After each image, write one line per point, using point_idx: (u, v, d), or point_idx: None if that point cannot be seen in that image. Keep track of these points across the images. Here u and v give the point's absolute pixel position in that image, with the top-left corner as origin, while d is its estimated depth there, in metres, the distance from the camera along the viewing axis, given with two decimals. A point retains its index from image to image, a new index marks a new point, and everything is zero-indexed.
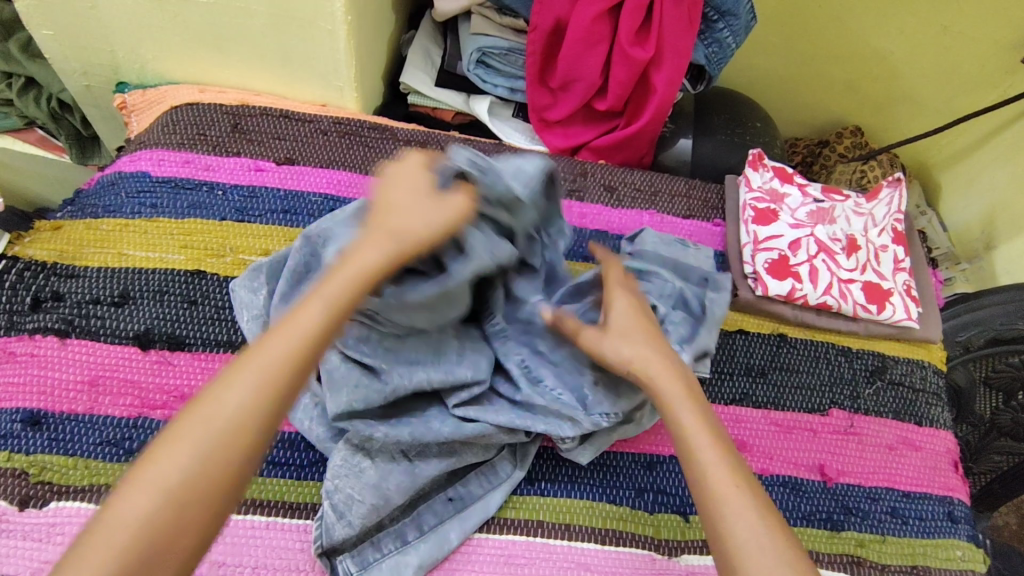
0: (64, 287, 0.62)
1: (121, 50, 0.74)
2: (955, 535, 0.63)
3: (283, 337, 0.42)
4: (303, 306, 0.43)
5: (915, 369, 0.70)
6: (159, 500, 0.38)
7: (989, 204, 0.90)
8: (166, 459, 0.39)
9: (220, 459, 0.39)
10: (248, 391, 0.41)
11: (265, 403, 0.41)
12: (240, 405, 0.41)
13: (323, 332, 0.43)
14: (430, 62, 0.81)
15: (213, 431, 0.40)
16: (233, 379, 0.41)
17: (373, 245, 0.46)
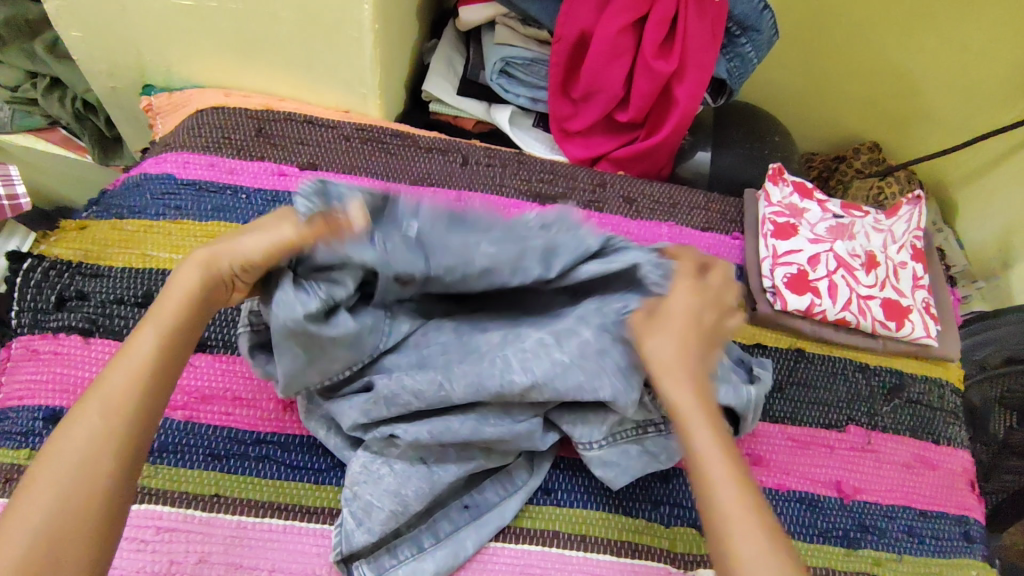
0: (88, 286, 0.63)
1: (149, 53, 0.75)
2: (971, 555, 0.63)
3: (144, 352, 0.44)
4: (135, 335, 0.45)
5: (933, 388, 0.70)
6: (53, 502, 0.38)
7: (1007, 222, 0.90)
8: (33, 492, 0.38)
9: (100, 458, 0.40)
10: (95, 417, 0.41)
11: (128, 407, 0.42)
12: (91, 432, 0.40)
13: (159, 354, 0.44)
14: (453, 70, 0.82)
15: (76, 458, 0.39)
16: (100, 394, 0.42)
17: (197, 267, 0.47)
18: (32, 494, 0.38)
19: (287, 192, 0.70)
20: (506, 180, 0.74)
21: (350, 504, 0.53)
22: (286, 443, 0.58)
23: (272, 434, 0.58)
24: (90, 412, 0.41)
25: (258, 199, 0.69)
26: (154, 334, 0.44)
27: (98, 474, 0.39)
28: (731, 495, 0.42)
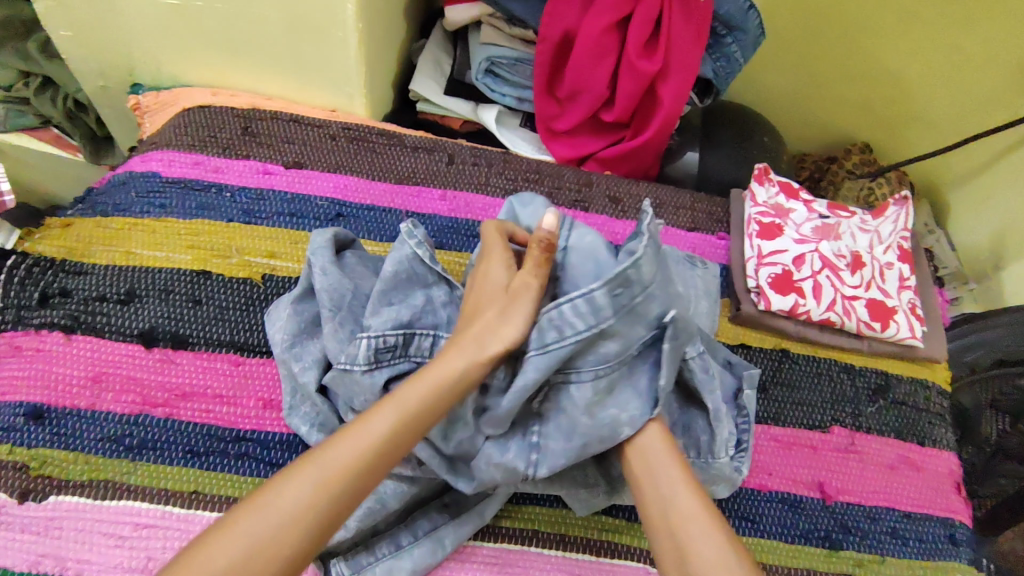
0: (71, 283, 0.63)
1: (138, 52, 0.75)
2: (956, 558, 0.62)
3: (378, 430, 0.43)
4: (374, 410, 0.44)
5: (919, 389, 0.70)
6: (236, 559, 0.37)
7: (999, 223, 0.90)
8: (221, 544, 0.38)
9: (295, 531, 0.39)
10: (306, 489, 0.40)
11: (344, 489, 0.41)
12: (298, 502, 0.40)
13: (390, 441, 0.43)
14: (440, 70, 0.82)
15: (272, 524, 0.39)
16: (322, 459, 0.42)
17: (456, 354, 0.47)
18: (226, 540, 0.38)
19: (271, 190, 0.70)
20: (491, 179, 0.74)
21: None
22: (264, 441, 0.58)
23: (252, 431, 0.58)
24: (310, 476, 0.41)
25: (242, 197, 0.69)
26: (393, 409, 0.44)
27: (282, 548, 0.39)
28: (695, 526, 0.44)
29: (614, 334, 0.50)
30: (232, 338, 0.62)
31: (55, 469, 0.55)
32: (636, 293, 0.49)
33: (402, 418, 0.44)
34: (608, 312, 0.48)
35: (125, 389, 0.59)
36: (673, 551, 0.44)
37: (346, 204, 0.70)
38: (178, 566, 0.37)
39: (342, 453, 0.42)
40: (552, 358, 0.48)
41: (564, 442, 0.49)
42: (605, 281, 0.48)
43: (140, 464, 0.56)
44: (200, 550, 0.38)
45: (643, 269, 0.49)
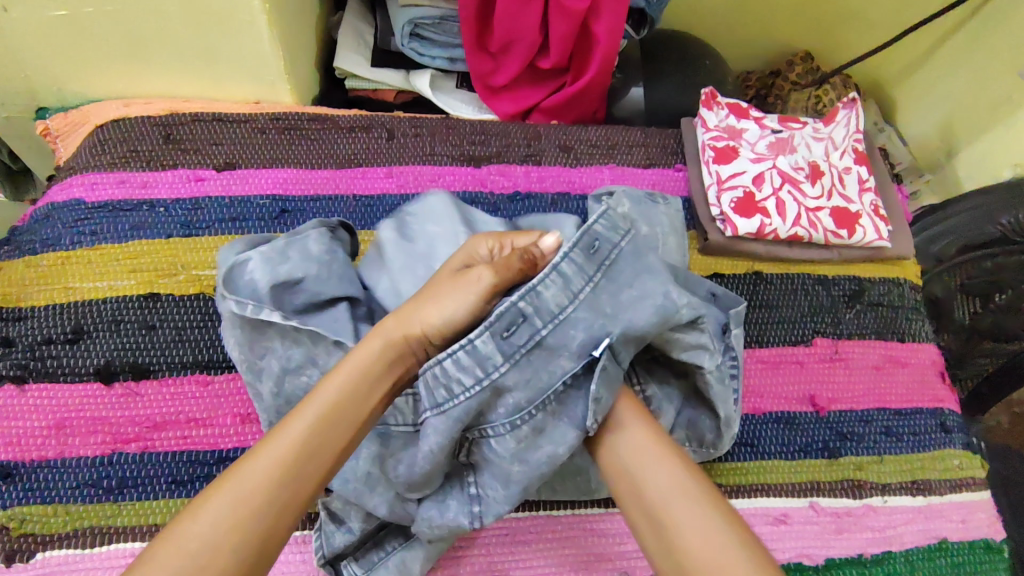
0: (13, 331, 0.59)
1: (35, 74, 0.69)
2: (951, 444, 0.64)
3: (296, 439, 0.40)
4: (288, 417, 0.41)
5: (892, 288, 0.70)
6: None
7: (946, 110, 0.90)
8: None
9: (219, 554, 0.36)
10: (222, 512, 0.37)
11: (268, 502, 0.38)
12: (213, 527, 0.36)
13: (310, 443, 0.40)
14: (363, 42, 0.78)
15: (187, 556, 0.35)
16: (237, 476, 0.38)
17: (372, 336, 0.44)
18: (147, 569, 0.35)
19: (207, 198, 0.66)
20: (436, 148, 0.71)
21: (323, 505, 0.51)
22: None
23: (235, 449, 0.56)
24: (226, 495, 0.38)
25: (177, 210, 0.65)
26: (309, 417, 0.41)
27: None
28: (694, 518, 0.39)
29: (521, 380, 0.44)
30: (195, 359, 0.59)
31: (36, 525, 0.53)
32: (536, 326, 0.44)
33: (322, 422, 0.41)
34: (500, 359, 0.44)
35: (92, 431, 0.56)
36: (660, 545, 0.40)
37: (289, 198, 0.67)
38: None
39: (263, 463, 0.39)
40: (452, 418, 0.44)
41: (502, 493, 0.46)
42: (486, 324, 0.43)
43: (125, 503, 0.54)
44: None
45: (543, 293, 0.44)
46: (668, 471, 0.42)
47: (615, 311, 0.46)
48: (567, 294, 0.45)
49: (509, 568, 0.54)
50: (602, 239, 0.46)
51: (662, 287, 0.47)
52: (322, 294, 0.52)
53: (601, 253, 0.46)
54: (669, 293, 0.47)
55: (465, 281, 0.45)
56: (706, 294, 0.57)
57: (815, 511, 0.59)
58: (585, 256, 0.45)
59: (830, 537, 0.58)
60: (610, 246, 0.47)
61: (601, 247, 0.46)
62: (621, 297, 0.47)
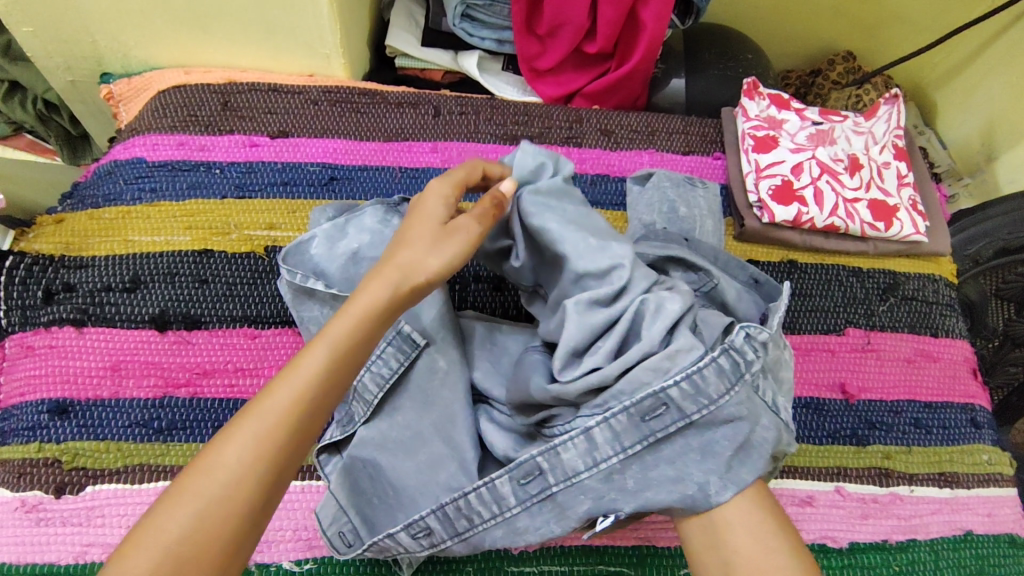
0: (74, 278, 0.62)
1: (103, 39, 0.73)
2: (980, 440, 0.64)
3: (309, 371, 0.40)
4: (363, 289, 0.43)
5: (928, 284, 0.70)
6: (191, 520, 0.35)
7: (988, 115, 0.89)
8: (226, 439, 0.37)
9: (246, 485, 0.36)
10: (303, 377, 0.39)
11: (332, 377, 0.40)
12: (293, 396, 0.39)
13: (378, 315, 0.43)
14: (414, 23, 0.81)
15: (287, 403, 0.38)
16: (329, 335, 0.41)
17: (377, 283, 0.43)
18: (185, 497, 0.35)
19: (260, 162, 0.68)
20: (479, 125, 0.73)
21: (330, 532, 0.50)
22: None
23: None
24: (315, 357, 0.40)
25: (232, 172, 0.68)
26: (324, 350, 0.40)
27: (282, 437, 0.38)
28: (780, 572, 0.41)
29: (532, 524, 0.48)
30: (243, 313, 0.61)
31: (89, 460, 0.55)
32: (550, 483, 0.47)
33: (335, 358, 0.41)
34: (512, 501, 0.47)
35: (145, 374, 0.58)
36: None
37: (337, 166, 0.69)
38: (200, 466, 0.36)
39: (282, 397, 0.39)
40: (473, 542, 0.49)
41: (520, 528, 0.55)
42: (507, 472, 0.47)
43: (173, 444, 0.56)
44: (154, 516, 0.35)
45: (563, 457, 0.46)
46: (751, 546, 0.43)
47: (637, 486, 0.46)
48: (589, 458, 0.46)
49: None
50: (668, 403, 0.44)
51: (706, 476, 0.44)
52: (378, 261, 0.57)
53: (659, 419, 0.45)
54: (707, 488, 0.44)
55: (453, 229, 0.45)
56: (747, 280, 0.58)
57: (840, 495, 0.59)
58: (631, 422, 0.45)
59: (854, 522, 0.59)
60: (678, 409, 0.44)
61: (663, 411, 0.44)
62: (653, 471, 0.46)
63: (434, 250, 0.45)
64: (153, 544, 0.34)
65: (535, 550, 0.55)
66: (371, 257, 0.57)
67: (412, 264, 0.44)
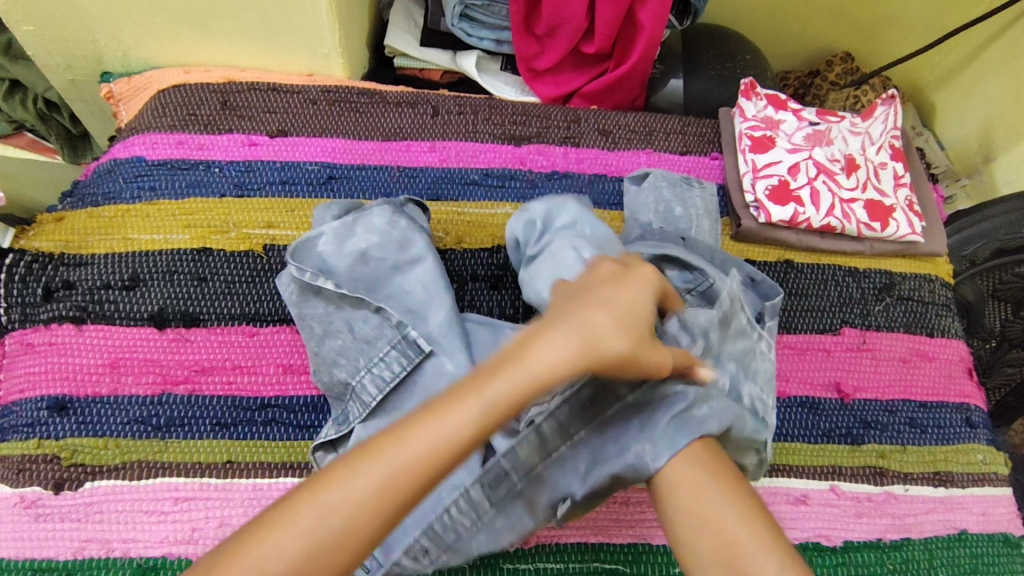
0: (73, 275, 0.62)
1: (104, 38, 0.73)
2: (975, 439, 0.65)
3: (455, 443, 0.37)
4: (536, 345, 0.40)
5: (923, 284, 0.71)
6: (284, 572, 0.35)
7: (985, 116, 0.89)
8: (347, 478, 0.37)
9: (357, 533, 0.36)
10: (434, 438, 0.37)
11: (464, 449, 0.37)
12: (420, 451, 0.37)
13: (523, 394, 0.38)
14: (413, 23, 0.81)
15: (412, 458, 0.37)
16: (485, 392, 0.38)
17: (546, 343, 0.40)
18: (293, 526, 0.36)
19: (259, 161, 0.69)
20: (477, 125, 0.73)
21: None
22: (290, 405, 0.59)
23: (276, 397, 0.59)
24: (457, 419, 0.38)
25: (231, 171, 0.68)
26: (473, 428, 0.38)
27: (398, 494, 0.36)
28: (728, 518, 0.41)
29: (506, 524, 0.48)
30: (242, 311, 0.62)
31: (87, 456, 0.56)
32: (514, 480, 0.47)
33: (482, 431, 0.38)
34: (487, 504, 0.47)
35: (144, 371, 0.59)
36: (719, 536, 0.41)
37: (336, 165, 0.70)
38: (313, 488, 0.37)
39: (414, 458, 0.37)
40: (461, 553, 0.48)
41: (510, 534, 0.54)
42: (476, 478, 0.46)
43: (170, 441, 0.57)
44: (249, 549, 0.35)
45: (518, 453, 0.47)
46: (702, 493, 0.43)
47: (590, 468, 0.47)
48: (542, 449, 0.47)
49: None
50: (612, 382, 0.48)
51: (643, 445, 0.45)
52: (388, 262, 0.59)
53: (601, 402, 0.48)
54: (645, 455, 0.44)
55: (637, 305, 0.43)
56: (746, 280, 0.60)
57: (835, 494, 0.60)
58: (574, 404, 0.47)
59: (849, 521, 0.59)
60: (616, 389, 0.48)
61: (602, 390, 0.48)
62: (603, 451, 0.47)
63: (612, 324, 0.41)
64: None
65: (530, 547, 0.55)
66: (381, 258, 0.59)
67: (586, 338, 0.40)
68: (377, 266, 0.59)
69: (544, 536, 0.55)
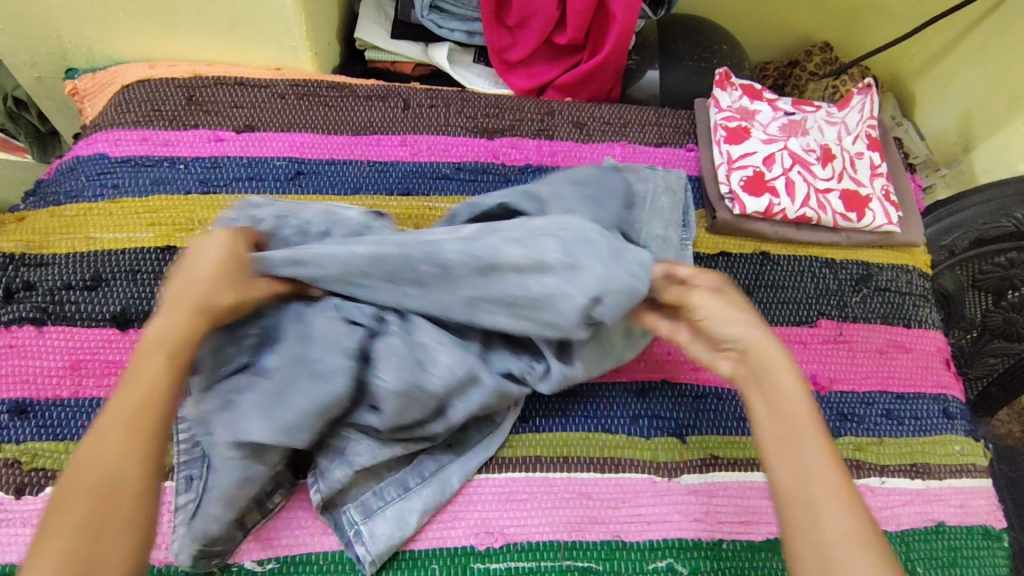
0: (34, 276, 0.61)
1: (68, 34, 0.71)
2: (952, 430, 0.64)
3: (149, 380, 0.44)
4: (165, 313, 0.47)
5: (901, 275, 0.70)
6: (88, 508, 0.39)
7: (965, 104, 0.89)
8: (65, 507, 0.39)
9: (104, 529, 0.39)
10: (110, 444, 0.41)
11: (155, 432, 0.43)
12: (109, 454, 0.41)
13: (166, 382, 0.44)
14: (383, 14, 0.80)
15: (98, 474, 0.40)
16: (116, 406, 0.43)
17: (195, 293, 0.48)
18: (55, 539, 0.38)
19: (226, 157, 0.67)
20: (450, 118, 0.72)
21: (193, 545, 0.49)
22: None
23: None
24: (118, 425, 0.42)
25: (197, 167, 0.67)
26: (161, 369, 0.44)
27: (117, 488, 0.40)
28: (835, 521, 0.40)
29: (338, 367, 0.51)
30: None
31: (48, 460, 0.54)
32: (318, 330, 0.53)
33: (172, 369, 0.45)
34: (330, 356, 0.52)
35: (106, 373, 0.58)
36: (806, 534, 0.41)
37: (304, 160, 0.68)
38: (47, 527, 0.39)
39: (118, 416, 0.42)
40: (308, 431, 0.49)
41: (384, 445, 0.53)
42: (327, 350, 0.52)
43: None
44: (62, 510, 0.39)
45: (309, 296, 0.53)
46: (837, 511, 0.41)
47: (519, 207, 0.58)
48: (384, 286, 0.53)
49: (503, 525, 0.55)
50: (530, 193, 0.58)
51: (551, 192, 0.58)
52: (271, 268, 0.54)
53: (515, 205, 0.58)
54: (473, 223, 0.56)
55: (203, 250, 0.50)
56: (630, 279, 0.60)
57: None
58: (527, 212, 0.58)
59: None
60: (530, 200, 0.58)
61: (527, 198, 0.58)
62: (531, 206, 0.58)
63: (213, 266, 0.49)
64: (55, 536, 0.38)
65: (501, 546, 0.54)
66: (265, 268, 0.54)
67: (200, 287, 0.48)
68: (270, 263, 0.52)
69: (516, 534, 0.54)
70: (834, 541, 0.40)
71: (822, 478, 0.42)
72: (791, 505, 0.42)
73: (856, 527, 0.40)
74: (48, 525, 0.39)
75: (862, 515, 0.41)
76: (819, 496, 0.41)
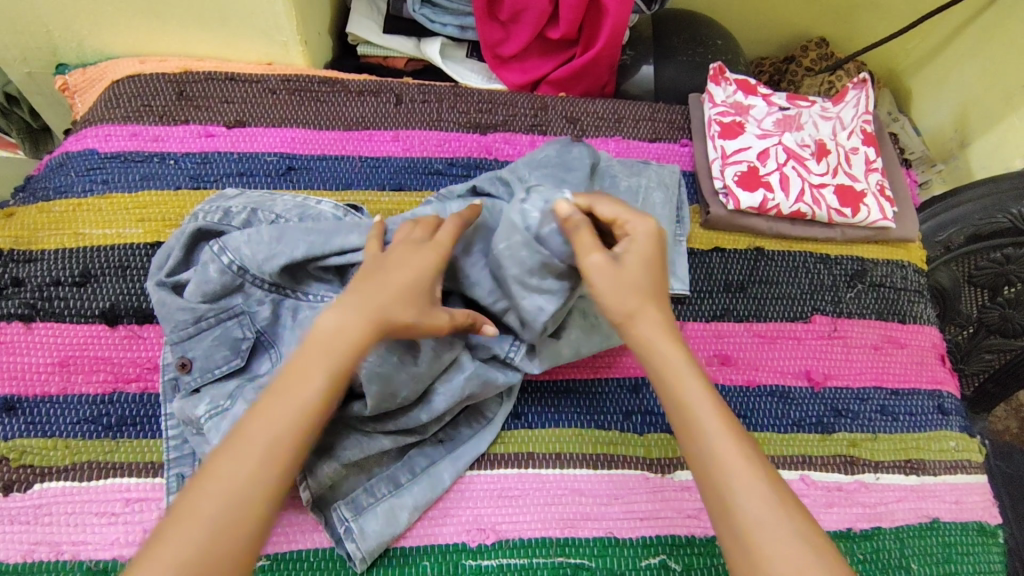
0: (23, 272, 0.61)
1: (57, 29, 0.71)
2: (947, 426, 0.64)
3: (305, 392, 0.42)
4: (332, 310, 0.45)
5: (896, 270, 0.70)
6: (214, 526, 0.37)
7: (961, 99, 0.88)
8: (183, 525, 0.37)
9: (218, 552, 0.37)
10: (247, 463, 0.39)
11: (291, 460, 0.41)
12: (241, 475, 0.39)
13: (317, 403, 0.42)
14: (376, 9, 0.79)
15: (232, 492, 0.38)
16: (250, 427, 0.41)
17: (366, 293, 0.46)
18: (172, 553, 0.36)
19: (216, 153, 0.67)
20: (443, 113, 0.72)
21: None
22: None
23: None
24: (252, 446, 0.40)
25: (187, 163, 0.66)
26: (324, 376, 0.42)
27: (244, 508, 0.38)
28: (753, 506, 0.39)
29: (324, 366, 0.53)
30: None
31: (36, 457, 0.54)
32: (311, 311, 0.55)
33: (331, 382, 0.43)
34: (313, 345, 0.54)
35: (95, 369, 0.57)
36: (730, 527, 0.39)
37: (295, 156, 0.68)
38: (161, 544, 0.37)
39: (266, 429, 0.40)
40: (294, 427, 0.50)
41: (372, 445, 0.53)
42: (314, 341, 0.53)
43: (122, 441, 0.55)
44: (184, 524, 0.37)
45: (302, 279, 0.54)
46: (751, 493, 0.39)
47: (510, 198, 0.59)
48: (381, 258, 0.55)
49: (495, 522, 0.54)
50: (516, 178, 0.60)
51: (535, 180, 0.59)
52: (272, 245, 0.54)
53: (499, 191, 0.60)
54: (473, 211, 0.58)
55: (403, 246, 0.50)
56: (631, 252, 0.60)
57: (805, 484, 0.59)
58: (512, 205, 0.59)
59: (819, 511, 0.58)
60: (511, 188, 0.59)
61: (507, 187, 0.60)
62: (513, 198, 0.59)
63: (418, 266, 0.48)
64: (174, 551, 0.36)
65: (493, 543, 0.54)
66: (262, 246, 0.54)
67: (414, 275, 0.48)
68: (249, 267, 0.53)
69: (508, 531, 0.54)
70: (752, 525, 0.38)
71: (730, 458, 0.40)
72: (711, 497, 0.40)
73: (772, 504, 0.39)
74: (164, 539, 0.37)
75: (775, 488, 0.39)
76: (730, 479, 0.40)
